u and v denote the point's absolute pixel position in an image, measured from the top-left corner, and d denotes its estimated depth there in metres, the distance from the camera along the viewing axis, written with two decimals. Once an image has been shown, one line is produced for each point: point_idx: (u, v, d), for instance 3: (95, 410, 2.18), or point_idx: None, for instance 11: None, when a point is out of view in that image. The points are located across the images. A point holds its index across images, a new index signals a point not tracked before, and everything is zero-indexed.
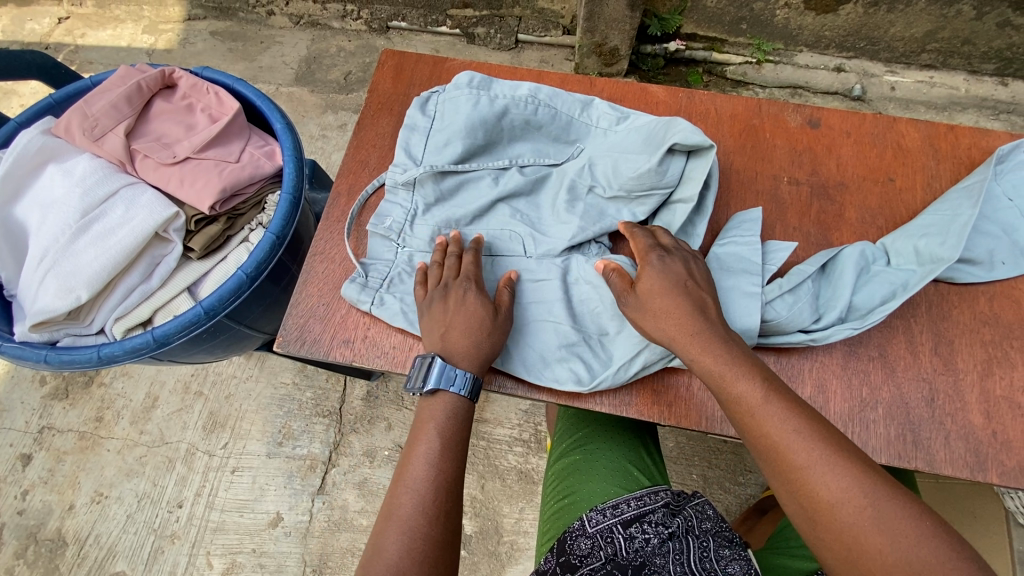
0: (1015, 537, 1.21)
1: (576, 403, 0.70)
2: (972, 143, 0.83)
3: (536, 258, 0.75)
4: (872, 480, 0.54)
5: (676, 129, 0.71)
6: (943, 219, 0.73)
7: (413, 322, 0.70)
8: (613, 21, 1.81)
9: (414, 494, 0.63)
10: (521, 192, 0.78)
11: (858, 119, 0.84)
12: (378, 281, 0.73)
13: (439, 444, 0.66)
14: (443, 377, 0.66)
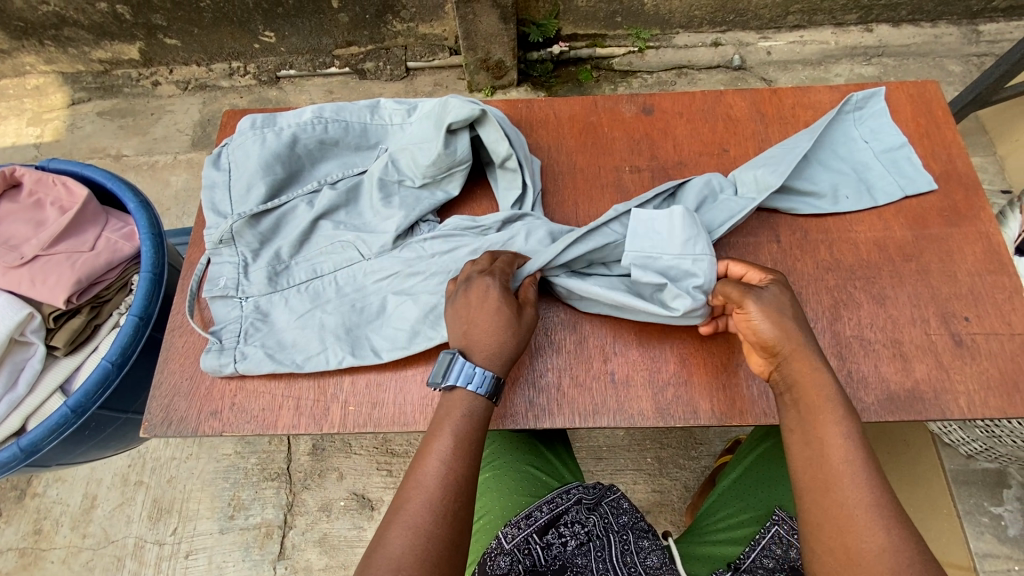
0: (945, 457, 1.26)
1: None
2: (796, 101, 0.87)
3: (374, 257, 0.76)
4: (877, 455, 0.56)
5: (451, 109, 0.75)
6: (784, 152, 0.78)
7: (279, 362, 0.71)
8: (491, 36, 1.86)
9: (421, 492, 0.58)
10: (339, 206, 0.79)
11: (688, 98, 0.88)
12: (233, 339, 0.73)
13: (454, 441, 0.61)
14: (462, 373, 0.63)
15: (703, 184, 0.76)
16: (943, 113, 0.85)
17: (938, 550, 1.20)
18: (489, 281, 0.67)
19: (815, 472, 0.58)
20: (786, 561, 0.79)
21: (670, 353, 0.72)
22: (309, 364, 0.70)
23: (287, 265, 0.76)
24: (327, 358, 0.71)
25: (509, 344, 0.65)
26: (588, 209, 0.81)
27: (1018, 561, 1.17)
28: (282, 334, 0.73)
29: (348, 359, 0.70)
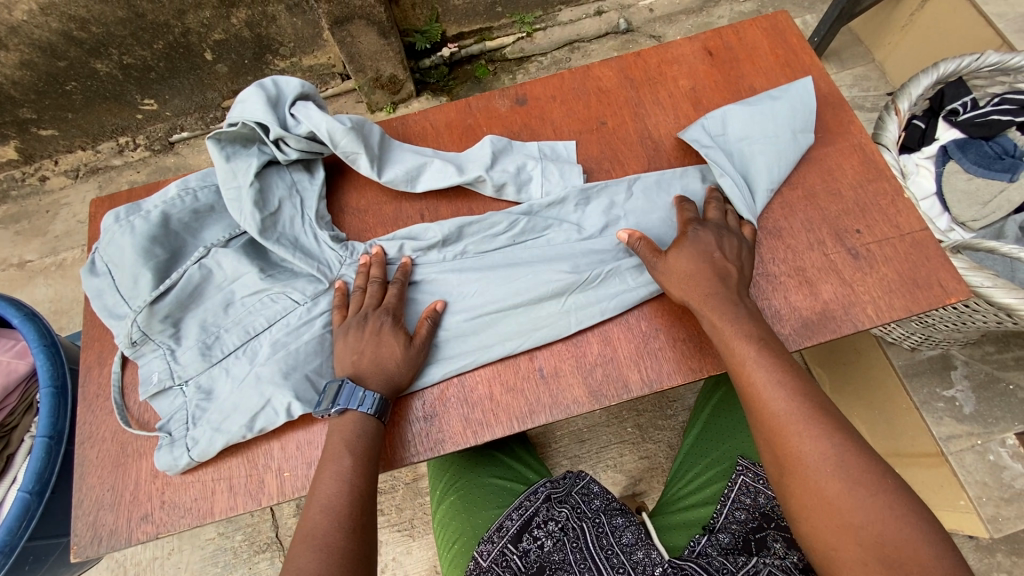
0: (892, 355, 1.30)
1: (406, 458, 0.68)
2: (660, 59, 0.88)
3: (310, 299, 0.74)
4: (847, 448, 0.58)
5: (218, 156, 0.75)
6: (772, 143, 0.77)
7: (229, 431, 0.67)
8: (375, 54, 1.83)
9: (328, 511, 0.59)
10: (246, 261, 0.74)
11: (558, 80, 0.88)
12: (182, 427, 0.69)
13: (351, 460, 0.62)
14: (352, 396, 0.64)
15: (658, 179, 0.79)
16: (798, 40, 0.87)
17: (905, 442, 1.28)
18: (384, 319, 0.69)
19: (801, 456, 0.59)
20: (758, 508, 0.79)
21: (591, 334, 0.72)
22: (258, 424, 0.67)
23: (217, 335, 0.73)
24: (274, 410, 0.67)
25: (399, 368, 0.67)
26: (482, 211, 0.80)
27: (979, 435, 1.22)
28: (227, 405, 0.68)
29: (297, 403, 0.67)
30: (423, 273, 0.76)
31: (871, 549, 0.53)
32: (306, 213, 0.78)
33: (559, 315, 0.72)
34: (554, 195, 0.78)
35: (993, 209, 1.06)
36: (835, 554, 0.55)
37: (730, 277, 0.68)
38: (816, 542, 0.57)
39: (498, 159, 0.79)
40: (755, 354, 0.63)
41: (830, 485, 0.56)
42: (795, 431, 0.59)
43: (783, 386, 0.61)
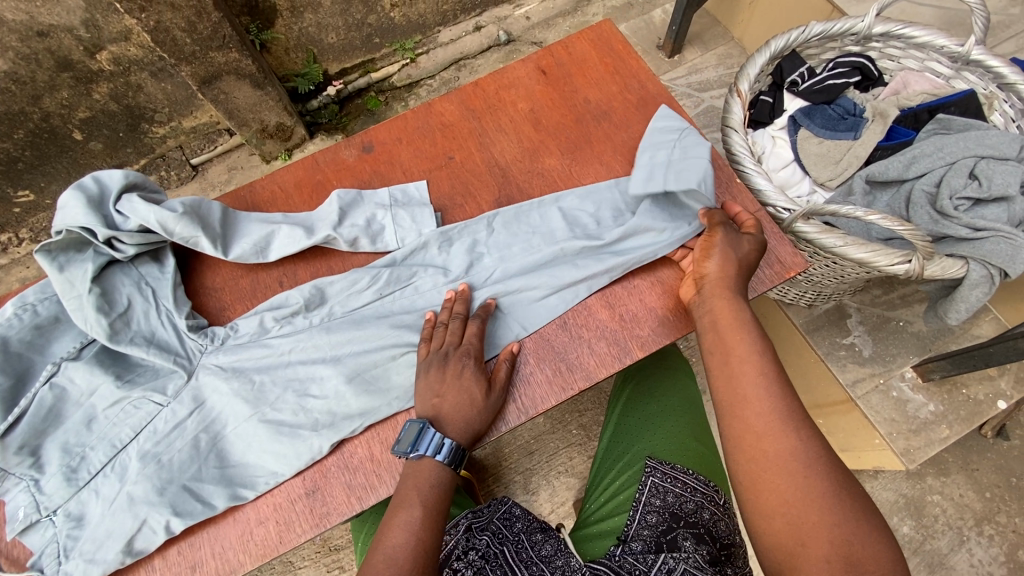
0: (793, 316, 1.37)
1: (283, 544, 0.67)
2: (496, 85, 0.90)
3: (174, 399, 0.71)
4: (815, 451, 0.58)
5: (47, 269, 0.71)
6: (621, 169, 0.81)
7: (95, 560, 0.66)
8: (254, 105, 1.78)
9: (391, 566, 0.58)
10: (100, 371, 0.71)
11: (401, 122, 0.88)
12: (53, 561, 0.67)
13: (420, 513, 0.62)
14: (432, 442, 0.65)
15: (513, 208, 0.81)
16: (624, 46, 0.91)
17: (820, 395, 1.35)
18: (466, 360, 0.69)
19: (766, 454, 0.59)
20: (668, 508, 0.79)
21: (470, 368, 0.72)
22: (136, 546, 0.66)
23: (82, 455, 0.70)
24: (152, 529, 0.66)
25: (479, 419, 0.67)
26: (341, 266, 0.79)
27: (880, 374, 1.29)
28: (98, 530, 0.67)
29: (175, 519, 0.66)
30: (283, 342, 0.74)
31: (840, 547, 0.53)
32: (161, 304, 0.76)
33: None
34: (411, 242, 0.78)
35: (843, 166, 1.13)
36: (804, 555, 0.54)
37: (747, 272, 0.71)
38: (788, 539, 0.56)
39: (348, 214, 0.79)
40: (750, 354, 0.64)
41: (803, 487, 0.57)
42: (781, 429, 0.60)
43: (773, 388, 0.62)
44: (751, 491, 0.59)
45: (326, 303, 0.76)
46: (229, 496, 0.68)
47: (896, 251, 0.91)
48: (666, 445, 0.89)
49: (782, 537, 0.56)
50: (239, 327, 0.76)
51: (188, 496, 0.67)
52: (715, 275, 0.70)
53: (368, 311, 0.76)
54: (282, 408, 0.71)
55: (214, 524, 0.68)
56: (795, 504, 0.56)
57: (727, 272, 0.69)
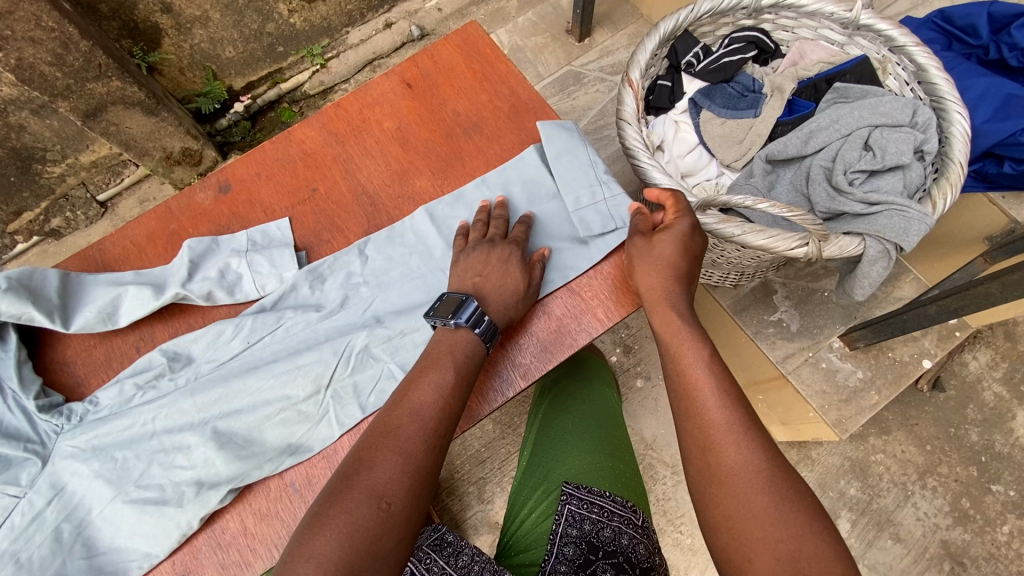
0: (720, 296, 1.35)
1: None
2: (360, 105, 0.84)
3: (30, 490, 0.64)
4: (763, 456, 0.56)
5: None
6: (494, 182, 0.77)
7: None
8: (152, 133, 1.65)
9: (417, 421, 0.58)
10: None
11: (259, 153, 0.82)
12: None
13: (453, 377, 0.61)
14: (473, 315, 0.65)
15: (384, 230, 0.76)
16: (491, 49, 0.85)
17: (754, 371, 1.37)
18: (511, 249, 0.70)
19: (715, 463, 0.56)
20: (584, 538, 0.71)
21: (345, 423, 0.67)
22: None
23: None
24: None
25: (517, 310, 0.68)
26: (201, 322, 0.73)
27: (810, 347, 1.29)
28: None
29: None
30: (143, 412, 0.66)
31: (785, 565, 0.50)
32: (6, 385, 0.68)
33: (314, 413, 0.67)
34: (283, 284, 0.73)
35: (747, 146, 1.11)
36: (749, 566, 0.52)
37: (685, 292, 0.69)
38: (734, 550, 0.53)
39: (199, 266, 0.73)
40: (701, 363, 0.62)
41: (757, 499, 0.53)
42: (730, 441, 0.57)
43: (723, 400, 0.59)
44: (699, 500, 0.57)
45: (194, 361, 0.70)
46: None
47: (792, 235, 0.89)
48: (582, 464, 0.81)
49: (733, 544, 0.53)
50: (100, 400, 0.68)
51: None
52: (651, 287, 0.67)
53: (234, 363, 0.69)
54: (149, 484, 0.64)
55: None
56: (745, 513, 0.53)
57: (661, 285, 0.67)
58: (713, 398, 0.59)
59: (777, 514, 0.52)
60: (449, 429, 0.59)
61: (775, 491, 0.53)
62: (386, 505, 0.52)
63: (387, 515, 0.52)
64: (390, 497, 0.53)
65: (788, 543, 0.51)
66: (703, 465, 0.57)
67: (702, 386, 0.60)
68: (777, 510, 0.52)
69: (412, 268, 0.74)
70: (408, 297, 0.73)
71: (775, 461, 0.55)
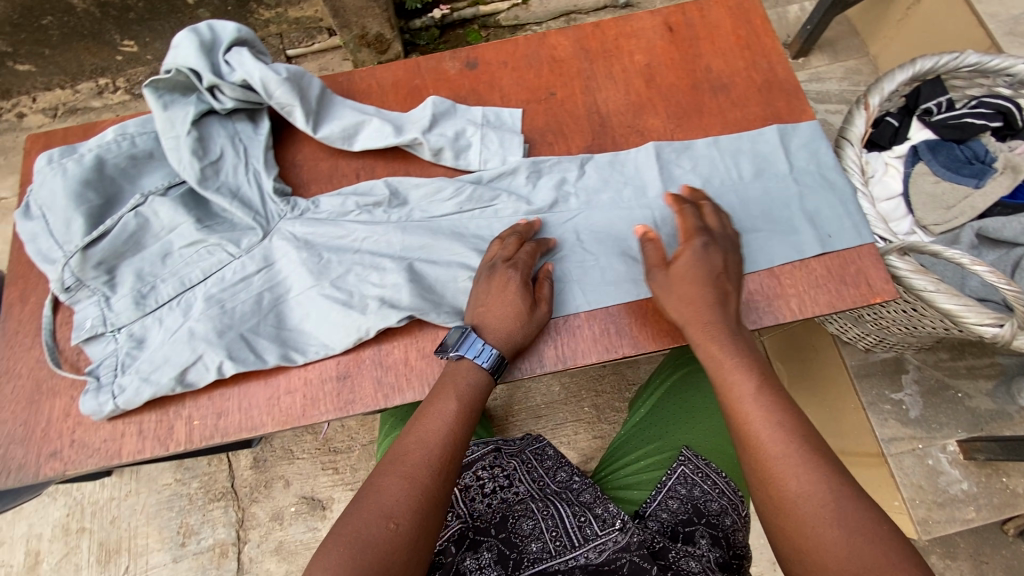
0: (846, 355, 1.29)
1: (304, 420, 0.68)
2: (618, 32, 0.85)
3: (244, 255, 0.72)
4: (834, 483, 0.52)
5: (154, 108, 0.74)
6: (729, 144, 0.76)
7: (147, 377, 0.67)
8: (361, 9, 1.66)
9: (421, 446, 0.59)
10: (185, 211, 0.73)
11: (511, 45, 0.85)
12: (111, 374, 0.68)
13: (458, 407, 0.62)
14: (475, 348, 0.65)
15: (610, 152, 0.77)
16: (762, 21, 0.84)
17: (852, 441, 1.29)
18: (512, 272, 0.67)
19: (774, 490, 0.54)
20: (692, 501, 0.77)
21: None
22: (189, 378, 0.66)
23: (153, 285, 0.72)
24: (205, 366, 0.67)
25: (521, 332, 0.66)
26: (420, 172, 0.78)
27: (920, 439, 1.22)
28: (154, 355, 0.68)
29: (227, 363, 0.67)
30: (356, 228, 0.73)
31: None
32: (250, 161, 0.76)
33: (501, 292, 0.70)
34: (507, 165, 0.76)
35: (954, 214, 1.04)
36: None
37: (729, 300, 0.65)
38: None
39: (438, 122, 0.77)
40: (753, 394, 0.59)
41: (828, 531, 0.50)
42: (792, 470, 0.54)
43: (780, 427, 0.57)
44: (768, 531, 0.55)
45: (409, 203, 0.75)
46: (279, 356, 0.68)
47: (989, 311, 0.83)
48: (705, 440, 0.86)
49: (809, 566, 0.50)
50: (321, 204, 0.75)
51: (245, 345, 0.68)
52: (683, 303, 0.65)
53: (441, 219, 0.74)
54: (343, 289, 0.70)
55: (257, 377, 0.69)
56: (816, 540, 0.50)
57: (699, 304, 0.64)
58: (765, 424, 0.57)
59: (851, 541, 0.49)
60: (455, 454, 0.60)
61: (846, 516, 0.50)
62: (393, 525, 0.54)
63: (394, 536, 0.53)
64: (399, 518, 0.54)
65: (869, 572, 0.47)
66: (762, 485, 0.55)
67: (753, 418, 0.58)
68: (850, 537, 0.49)
69: (623, 195, 0.75)
70: (615, 218, 0.73)
71: (846, 487, 0.52)
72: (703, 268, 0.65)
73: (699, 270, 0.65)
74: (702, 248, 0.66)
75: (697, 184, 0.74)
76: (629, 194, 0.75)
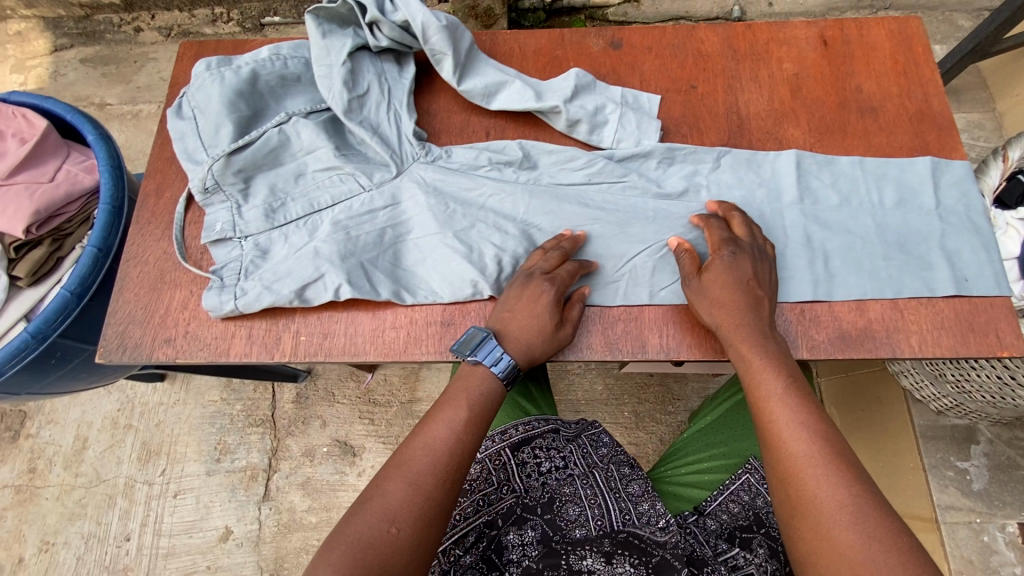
0: (915, 413, 1.25)
1: (403, 357, 0.70)
2: (770, 37, 0.83)
3: (374, 189, 0.74)
4: (858, 488, 0.52)
5: (312, 34, 0.76)
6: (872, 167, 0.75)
7: (270, 286, 0.69)
8: None
9: (426, 451, 0.59)
10: (325, 137, 0.76)
11: (659, 32, 0.84)
12: (235, 278, 0.71)
13: (467, 415, 0.62)
14: (490, 354, 0.64)
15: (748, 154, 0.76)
16: (923, 50, 0.81)
17: (901, 501, 1.22)
18: (547, 286, 0.66)
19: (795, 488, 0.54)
20: (752, 510, 0.79)
21: (639, 291, 0.70)
22: (307, 294, 0.69)
23: (283, 202, 0.75)
24: (325, 285, 0.69)
25: (541, 348, 0.65)
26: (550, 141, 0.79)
27: (979, 513, 1.18)
28: (278, 266, 0.71)
29: (346, 287, 0.68)
30: (484, 184, 0.74)
31: None
32: (392, 101, 0.78)
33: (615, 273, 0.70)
34: (641, 147, 0.75)
35: None
36: None
37: (761, 306, 0.64)
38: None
39: (579, 95, 0.77)
40: (781, 395, 0.59)
41: (843, 534, 0.50)
42: (814, 472, 0.54)
43: (810, 430, 0.56)
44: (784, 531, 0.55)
45: (537, 169, 0.76)
46: (393, 291, 0.70)
47: None
48: None
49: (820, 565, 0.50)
50: (453, 155, 0.77)
51: (365, 273, 0.70)
52: (725, 303, 0.63)
53: (566, 190, 0.74)
54: (464, 240, 0.72)
55: (366, 308, 0.71)
56: (831, 542, 0.50)
57: (734, 303, 0.63)
58: (794, 424, 0.57)
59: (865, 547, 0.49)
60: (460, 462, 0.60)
61: (864, 520, 0.50)
62: (395, 529, 0.53)
63: (395, 540, 0.53)
64: (400, 523, 0.54)
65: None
66: (784, 485, 0.55)
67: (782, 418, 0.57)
68: (867, 545, 0.49)
69: (753, 200, 0.74)
70: None
71: (869, 492, 0.52)
72: (732, 276, 0.64)
73: (733, 282, 0.64)
74: (729, 260, 0.65)
75: (833, 201, 0.74)
76: (759, 200, 0.74)
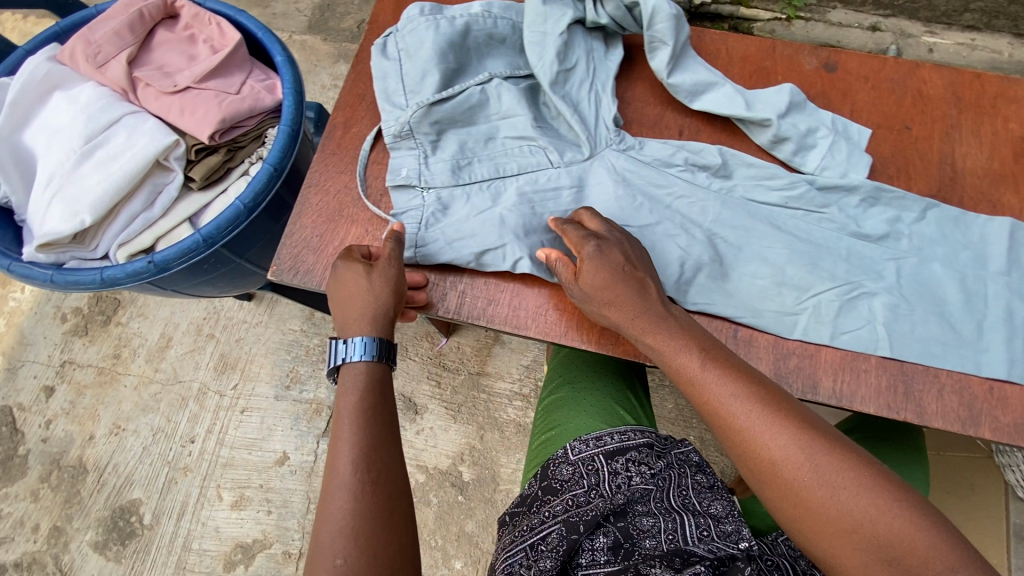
0: (1012, 510, 1.19)
1: (564, 340, 0.69)
2: (999, 92, 0.78)
3: (563, 167, 0.73)
4: (814, 444, 0.54)
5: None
6: None
7: (451, 242, 0.70)
8: None
9: (349, 470, 0.56)
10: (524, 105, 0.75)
11: (878, 63, 0.80)
12: (415, 226, 0.72)
13: (353, 425, 0.59)
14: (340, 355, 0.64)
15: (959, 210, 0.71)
16: None
17: None
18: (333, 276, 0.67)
19: (764, 475, 0.55)
20: None
21: (822, 328, 0.67)
22: (485, 258, 0.69)
23: (470, 161, 0.74)
24: (503, 253, 0.69)
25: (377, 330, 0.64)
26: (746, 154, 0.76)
27: None
28: (459, 224, 0.71)
29: (525, 260, 0.68)
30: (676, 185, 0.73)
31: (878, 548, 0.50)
32: (595, 81, 0.76)
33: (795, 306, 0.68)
34: (847, 179, 0.71)
35: None
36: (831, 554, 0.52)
37: (648, 288, 0.63)
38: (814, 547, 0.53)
39: (790, 113, 0.74)
40: (711, 375, 0.59)
41: (818, 498, 0.52)
42: (770, 450, 0.55)
43: (747, 405, 0.57)
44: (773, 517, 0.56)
45: (731, 180, 0.73)
46: None
47: None
48: None
49: (805, 531, 0.53)
50: (646, 147, 0.75)
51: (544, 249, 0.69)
52: (604, 300, 0.63)
53: (758, 208, 0.72)
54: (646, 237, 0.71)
55: (535, 283, 0.71)
56: (817, 518, 0.52)
57: (615, 287, 0.62)
58: (728, 402, 0.57)
59: (845, 513, 0.51)
60: (382, 470, 0.57)
61: (824, 473, 0.52)
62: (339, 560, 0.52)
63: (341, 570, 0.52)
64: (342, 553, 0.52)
65: (870, 526, 0.50)
66: (754, 477, 0.56)
67: (721, 405, 0.58)
68: (843, 500, 0.51)
69: (957, 261, 0.70)
70: (940, 280, 0.69)
71: (831, 445, 0.54)
72: (603, 264, 0.63)
73: (612, 272, 0.62)
74: (595, 255, 0.63)
75: None
76: (963, 262, 0.69)
